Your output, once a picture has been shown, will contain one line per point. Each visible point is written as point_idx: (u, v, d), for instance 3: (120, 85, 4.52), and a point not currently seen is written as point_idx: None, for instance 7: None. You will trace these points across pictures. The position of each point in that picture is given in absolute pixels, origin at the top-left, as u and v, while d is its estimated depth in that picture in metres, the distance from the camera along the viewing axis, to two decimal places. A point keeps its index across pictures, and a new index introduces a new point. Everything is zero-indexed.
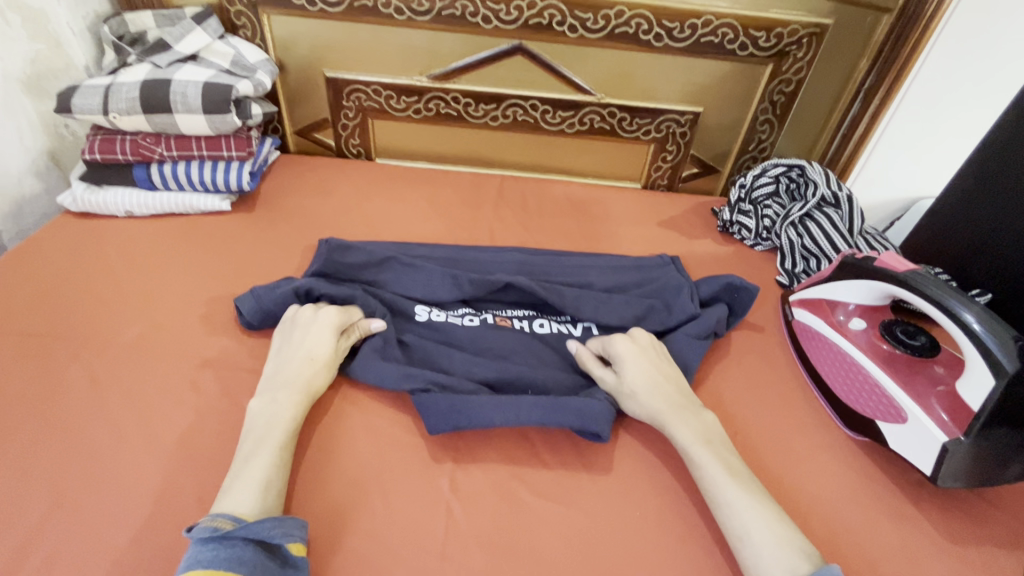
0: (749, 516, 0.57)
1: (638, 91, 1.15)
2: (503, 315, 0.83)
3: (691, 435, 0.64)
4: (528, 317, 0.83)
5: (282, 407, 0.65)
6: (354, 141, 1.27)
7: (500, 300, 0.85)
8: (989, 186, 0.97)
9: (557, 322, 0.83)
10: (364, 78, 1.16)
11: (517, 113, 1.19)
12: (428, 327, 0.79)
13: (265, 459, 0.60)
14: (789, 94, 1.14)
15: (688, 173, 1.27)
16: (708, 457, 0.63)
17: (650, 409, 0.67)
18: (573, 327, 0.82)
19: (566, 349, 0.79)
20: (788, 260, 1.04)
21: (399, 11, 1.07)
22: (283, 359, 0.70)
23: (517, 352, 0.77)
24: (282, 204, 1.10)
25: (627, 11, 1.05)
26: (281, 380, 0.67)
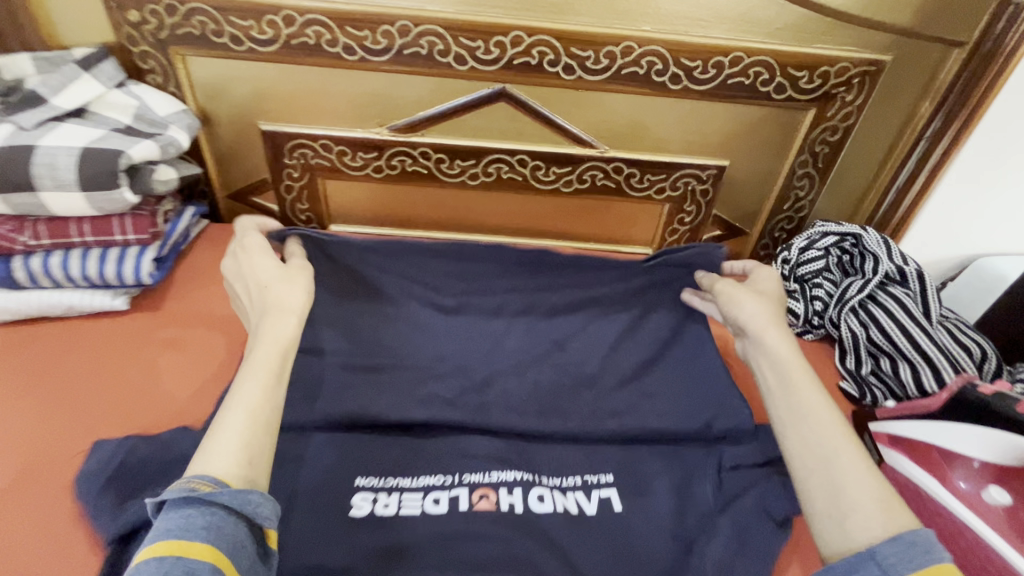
0: (837, 444, 0.53)
1: (650, 142, 0.94)
2: (483, 482, 0.61)
3: (792, 355, 0.61)
4: (523, 485, 0.61)
5: (268, 330, 0.57)
6: (301, 206, 1.03)
7: (479, 459, 0.64)
8: None
9: (562, 494, 0.61)
10: (310, 131, 0.93)
11: (502, 170, 0.97)
12: (376, 510, 0.57)
13: (256, 388, 0.52)
14: (834, 144, 0.93)
15: (709, 237, 1.05)
16: (803, 379, 0.59)
17: (751, 318, 0.65)
18: (585, 502, 0.60)
19: (577, 537, 0.57)
20: (850, 358, 0.82)
21: (349, 49, 0.85)
22: (246, 300, 0.63)
23: (507, 551, 0.55)
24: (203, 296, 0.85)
25: (637, 48, 0.83)
26: (260, 309, 0.60)
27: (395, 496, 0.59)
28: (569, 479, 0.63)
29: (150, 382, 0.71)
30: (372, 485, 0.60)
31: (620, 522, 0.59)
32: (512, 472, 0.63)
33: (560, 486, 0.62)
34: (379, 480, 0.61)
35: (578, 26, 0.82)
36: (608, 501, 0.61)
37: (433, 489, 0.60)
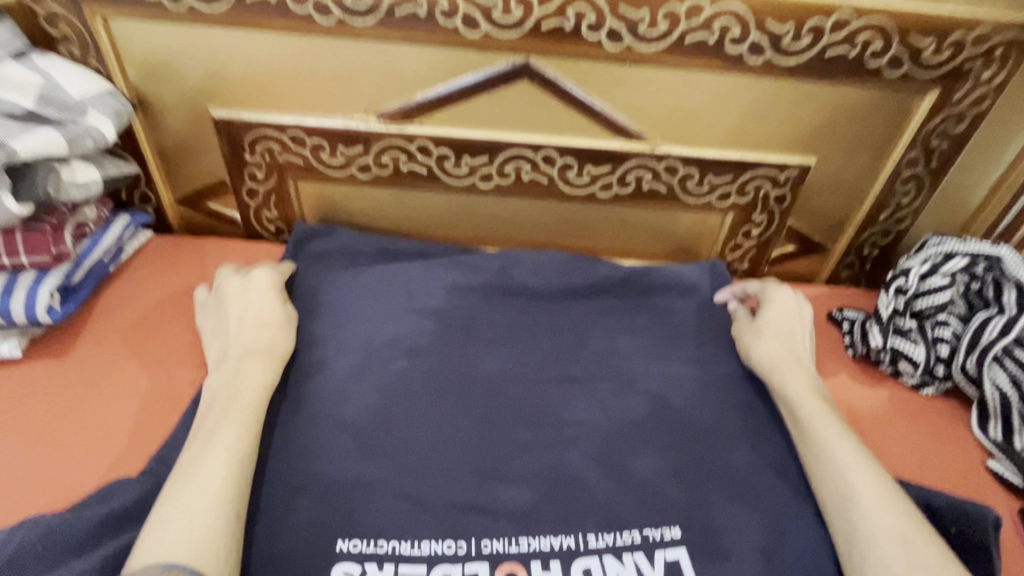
0: (866, 481, 0.51)
1: (717, 134, 0.72)
2: (512, 562, 0.48)
3: (803, 388, 0.59)
4: (562, 553, 0.49)
5: (254, 371, 0.56)
6: (269, 214, 0.82)
7: (504, 514, 0.51)
8: None
9: (615, 569, 0.48)
10: (276, 120, 0.73)
11: (522, 170, 0.75)
12: None
13: (222, 459, 0.48)
14: (955, 137, 0.72)
15: (780, 254, 0.84)
16: (824, 413, 0.56)
17: (771, 357, 0.62)
18: (643, 563, 0.49)
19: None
20: (994, 427, 0.61)
21: (323, 9, 0.64)
22: (224, 331, 0.62)
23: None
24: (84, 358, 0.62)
25: (708, 6, 0.62)
26: (229, 356, 0.58)
27: None
28: (619, 538, 0.50)
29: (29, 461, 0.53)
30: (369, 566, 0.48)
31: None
32: (551, 544, 0.50)
33: (613, 559, 0.49)
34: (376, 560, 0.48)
35: None
36: (676, 566, 0.49)
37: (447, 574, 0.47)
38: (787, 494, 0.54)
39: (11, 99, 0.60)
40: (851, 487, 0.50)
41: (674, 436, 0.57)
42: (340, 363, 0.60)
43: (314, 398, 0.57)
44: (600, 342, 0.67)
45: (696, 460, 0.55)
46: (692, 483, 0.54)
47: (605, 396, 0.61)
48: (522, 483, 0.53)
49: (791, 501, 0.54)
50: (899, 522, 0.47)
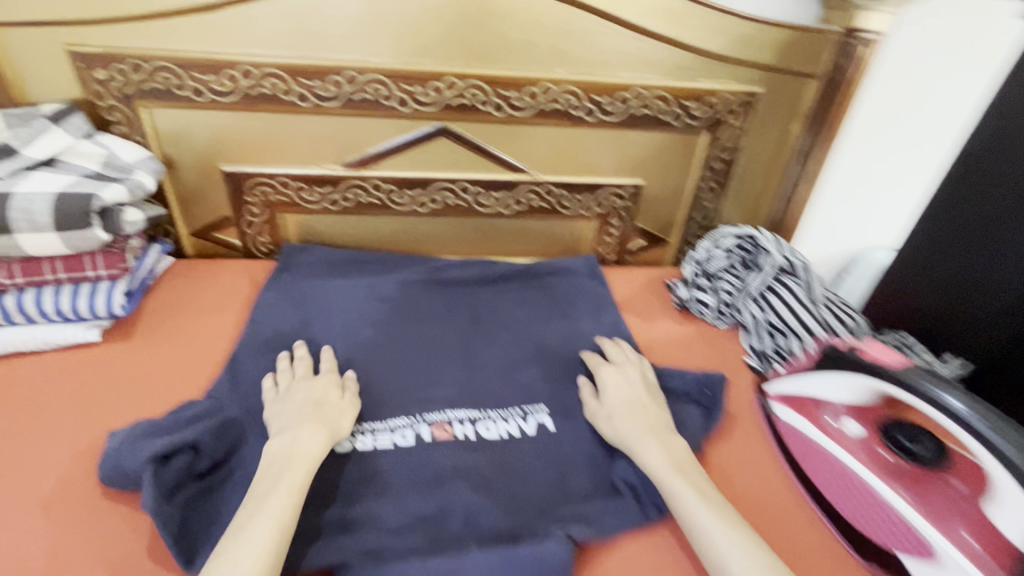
0: (722, 532, 0.58)
1: (576, 166, 1.08)
2: (442, 420, 0.75)
3: (666, 464, 0.66)
4: (472, 420, 0.75)
5: (305, 444, 0.64)
6: (263, 239, 1.11)
7: (436, 401, 0.78)
8: (946, 248, 0.97)
9: (506, 421, 0.76)
10: (270, 171, 1.03)
11: (447, 197, 1.08)
12: (354, 447, 0.70)
13: (280, 500, 0.58)
14: (728, 160, 1.10)
15: (636, 246, 1.20)
16: (682, 487, 0.63)
17: (626, 432, 0.70)
18: (524, 425, 0.76)
19: (518, 449, 0.72)
20: (754, 338, 0.95)
21: (303, 97, 0.96)
22: (278, 414, 0.70)
23: (461, 465, 0.68)
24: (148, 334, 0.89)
25: (554, 87, 0.98)
26: (292, 422, 0.67)
27: (368, 436, 0.72)
28: (510, 411, 0.78)
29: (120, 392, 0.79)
30: (350, 430, 0.73)
31: (552, 436, 0.75)
32: (468, 412, 0.77)
33: (506, 417, 0.77)
34: (354, 426, 0.73)
35: (503, 71, 0.96)
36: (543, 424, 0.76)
37: (400, 429, 0.73)
38: None
39: (84, 165, 0.89)
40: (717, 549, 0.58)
41: (549, 357, 0.90)
42: (328, 332, 0.90)
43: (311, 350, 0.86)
44: (504, 308, 0.99)
45: (563, 368, 0.87)
46: (560, 379, 0.85)
47: (505, 338, 0.92)
48: (452, 386, 0.82)
49: None
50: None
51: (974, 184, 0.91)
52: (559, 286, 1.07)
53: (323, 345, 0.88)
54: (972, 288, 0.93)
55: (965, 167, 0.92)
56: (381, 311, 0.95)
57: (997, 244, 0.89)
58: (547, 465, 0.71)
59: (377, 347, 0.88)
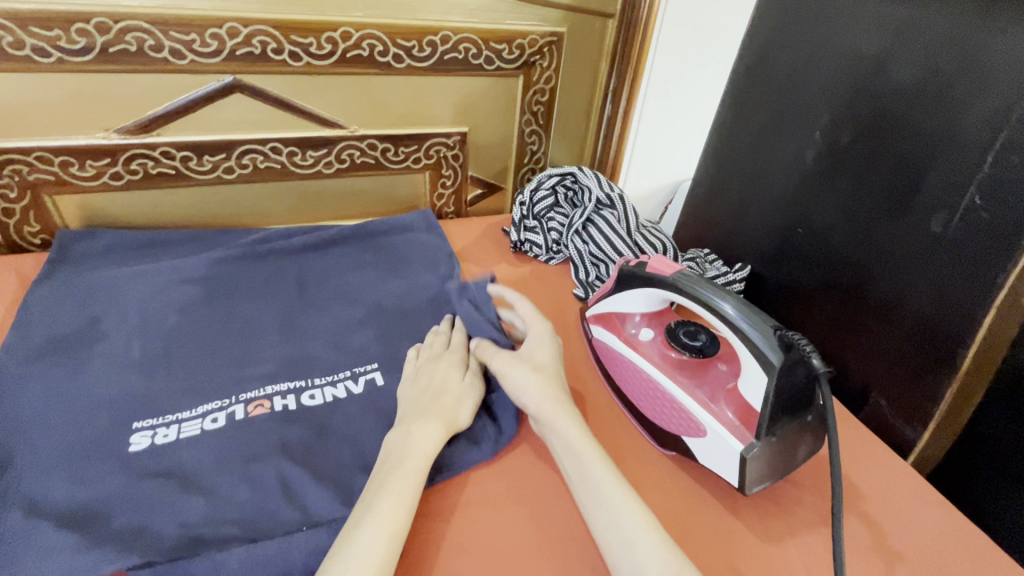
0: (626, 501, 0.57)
1: (396, 117, 1.04)
2: (260, 396, 0.71)
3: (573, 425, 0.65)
4: (295, 391, 0.72)
5: (420, 438, 0.63)
6: (32, 228, 0.94)
7: (255, 379, 0.73)
8: (741, 148, 0.99)
9: (332, 386, 0.74)
10: (18, 145, 0.86)
11: (257, 160, 0.99)
12: (154, 442, 0.64)
13: (397, 499, 0.56)
14: (546, 103, 1.13)
15: (473, 196, 1.21)
16: (592, 457, 0.61)
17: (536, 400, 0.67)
18: (352, 386, 0.74)
19: (346, 413, 0.70)
20: (580, 270, 1.01)
21: (42, 51, 0.80)
22: (417, 401, 0.68)
23: (281, 440, 0.66)
24: None
25: (355, 32, 0.92)
26: (413, 412, 0.66)
27: (172, 427, 0.66)
28: (338, 374, 0.76)
29: None
30: (149, 425, 0.66)
31: (383, 391, 0.74)
32: (290, 384, 0.73)
33: (331, 382, 0.74)
34: (154, 420, 0.66)
35: (291, 14, 0.88)
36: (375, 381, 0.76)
37: (209, 413, 0.68)
38: None
39: None
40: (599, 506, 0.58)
41: (383, 314, 0.88)
42: (122, 323, 0.80)
43: (101, 346, 0.76)
44: (335, 273, 0.95)
45: (396, 323, 0.86)
46: (393, 334, 0.84)
47: (335, 303, 0.89)
48: (273, 360, 0.77)
49: None
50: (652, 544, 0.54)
51: (756, 80, 0.94)
52: (396, 244, 1.05)
53: (115, 338, 0.77)
54: (793, 170, 0.89)
55: (750, 61, 0.95)
56: (190, 293, 0.85)
57: (770, 137, 0.92)
58: (379, 422, 0.70)
59: (185, 331, 0.80)
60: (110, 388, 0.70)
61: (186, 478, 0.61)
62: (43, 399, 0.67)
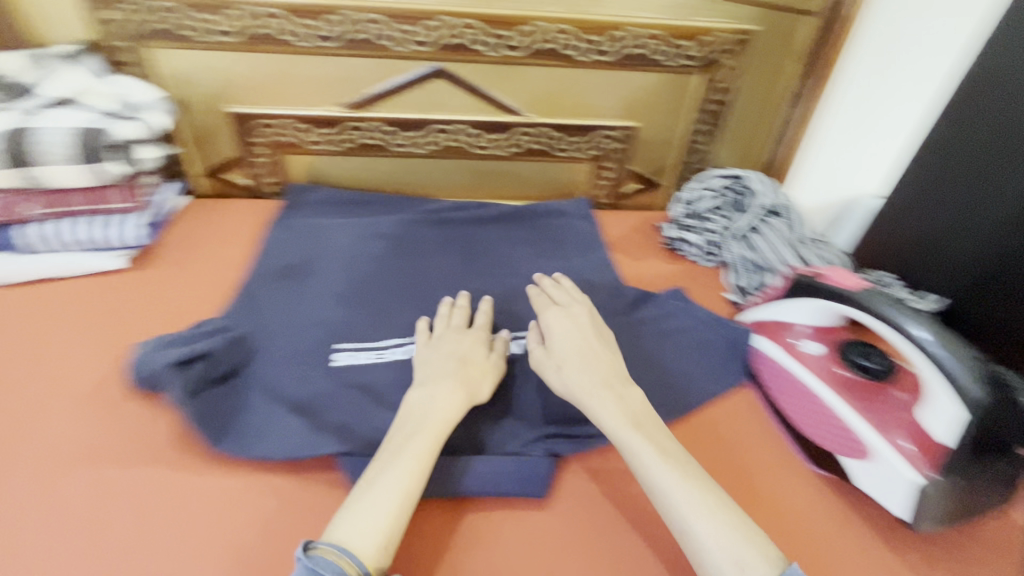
0: (669, 482, 0.60)
1: (572, 109, 1.10)
2: None
3: (617, 420, 0.66)
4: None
5: (618, 407, 0.68)
6: (270, 179, 1.17)
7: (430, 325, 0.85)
8: (953, 169, 0.93)
9: None
10: (272, 112, 1.07)
11: (444, 139, 1.11)
12: (353, 361, 0.78)
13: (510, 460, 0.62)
14: (723, 102, 1.10)
15: (630, 189, 1.23)
16: (632, 437, 0.64)
17: (574, 382, 0.71)
18: (510, 345, 0.82)
19: (502, 368, 0.79)
20: (735, 275, 0.99)
21: (301, 37, 0.98)
22: (563, 367, 0.73)
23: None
24: (170, 268, 0.97)
25: (548, 27, 0.99)
26: (595, 377, 0.72)
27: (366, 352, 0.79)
28: (499, 333, 0.85)
29: (147, 311, 0.88)
30: (350, 347, 0.80)
31: None
32: None
33: (492, 339, 0.83)
34: (353, 343, 0.80)
35: (497, 10, 0.97)
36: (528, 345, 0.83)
37: (394, 346, 0.80)
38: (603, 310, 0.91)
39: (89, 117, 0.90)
40: (675, 505, 0.59)
41: None
42: (332, 263, 0.97)
43: (316, 279, 0.93)
44: (499, 246, 1.05)
45: None
46: None
47: (497, 273, 0.97)
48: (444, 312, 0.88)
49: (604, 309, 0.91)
50: (733, 544, 0.55)
51: (983, 97, 0.87)
52: (553, 226, 1.11)
53: (325, 275, 0.94)
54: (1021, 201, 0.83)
55: (978, 73, 0.88)
56: (381, 247, 1.01)
57: (995, 161, 0.86)
58: (530, 381, 0.78)
59: (377, 276, 0.94)
60: (322, 314, 0.85)
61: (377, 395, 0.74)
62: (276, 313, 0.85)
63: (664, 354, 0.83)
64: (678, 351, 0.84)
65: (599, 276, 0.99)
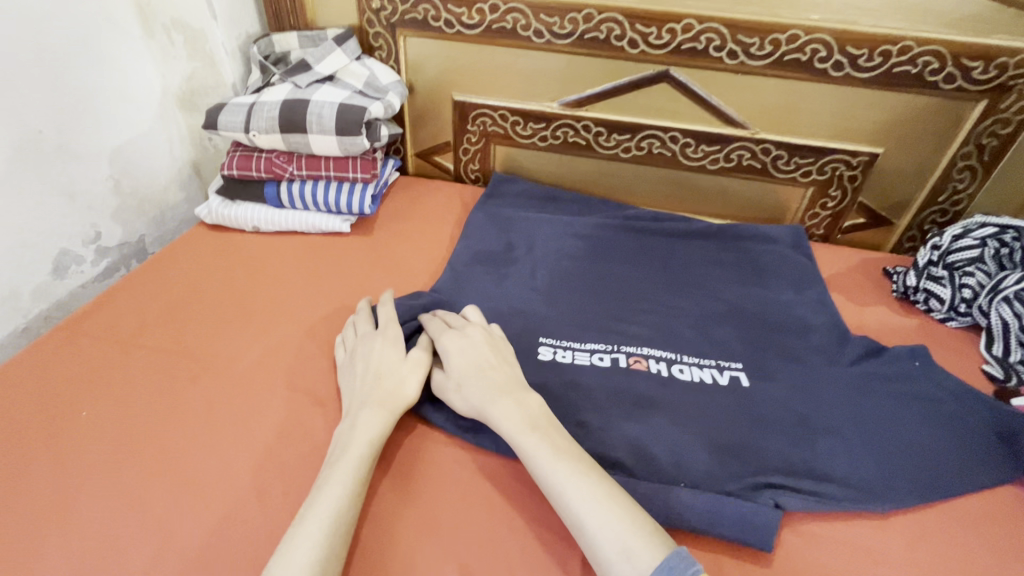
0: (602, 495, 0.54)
1: (805, 126, 0.99)
2: (638, 354, 0.78)
3: (518, 423, 0.61)
4: (666, 359, 0.78)
5: (506, 409, 0.63)
6: (473, 166, 1.22)
7: (631, 337, 0.81)
8: None
9: (698, 369, 0.77)
10: (492, 103, 1.11)
11: (653, 145, 1.07)
12: (556, 358, 0.77)
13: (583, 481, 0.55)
14: (1004, 137, 0.93)
15: (852, 224, 1.09)
16: (529, 440, 0.59)
17: (475, 396, 0.65)
18: (718, 375, 0.76)
19: (711, 398, 0.73)
20: (997, 344, 0.82)
21: (538, 33, 1.00)
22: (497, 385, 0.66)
23: (656, 398, 0.72)
24: (383, 235, 1.04)
25: (804, 36, 0.90)
26: (494, 393, 0.64)
27: (569, 352, 0.78)
28: (704, 360, 0.78)
29: (364, 273, 0.95)
30: (552, 343, 0.79)
31: (747, 392, 0.74)
32: (662, 352, 0.79)
33: (698, 364, 0.78)
34: (555, 341, 0.80)
35: (747, 14, 0.90)
36: (737, 378, 0.76)
37: (597, 352, 0.78)
38: (824, 355, 0.81)
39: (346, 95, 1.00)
40: (559, 491, 0.55)
41: (745, 317, 0.87)
42: (531, 256, 0.97)
43: (517, 268, 0.95)
44: (700, 263, 0.98)
45: (759, 331, 0.84)
46: (756, 342, 0.82)
47: (699, 294, 0.91)
48: (645, 325, 0.84)
49: (824, 354, 0.81)
50: (624, 531, 0.51)
51: None
52: (762, 249, 1.01)
53: (525, 266, 0.95)
54: None
55: None
56: (579, 247, 0.99)
57: None
58: (744, 418, 0.70)
59: (576, 276, 0.93)
60: (524, 305, 0.86)
61: (580, 399, 0.71)
62: (481, 296, 0.88)
63: (903, 420, 0.71)
64: (924, 422, 0.71)
65: (818, 315, 0.87)
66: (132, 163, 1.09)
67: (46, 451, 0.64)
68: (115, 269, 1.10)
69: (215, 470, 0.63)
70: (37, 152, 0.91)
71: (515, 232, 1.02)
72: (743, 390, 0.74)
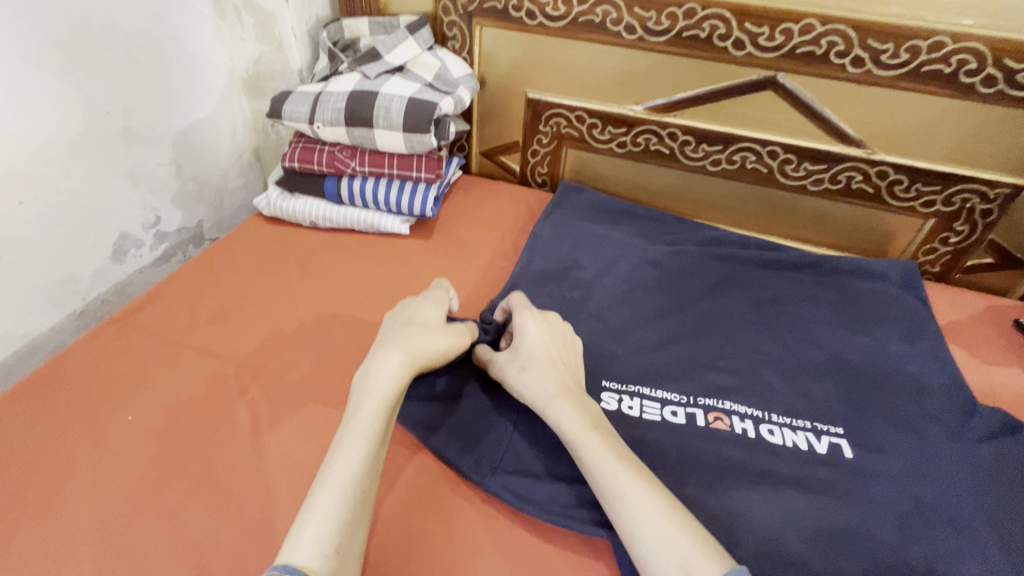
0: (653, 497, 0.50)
1: (935, 150, 0.85)
2: (717, 409, 0.69)
3: (578, 420, 0.57)
4: (752, 418, 0.68)
5: (566, 406, 0.58)
6: (541, 169, 1.13)
7: (713, 386, 0.72)
8: None
9: (791, 432, 0.66)
10: (569, 102, 1.02)
11: (747, 159, 0.96)
12: (621, 408, 0.68)
13: (640, 484, 0.51)
14: None
15: (975, 264, 0.94)
16: (590, 441, 0.55)
17: (536, 387, 0.61)
18: (815, 442, 0.66)
19: (807, 468, 0.62)
20: None
21: (630, 28, 0.90)
22: (553, 377, 0.62)
23: (744, 464, 0.62)
24: (441, 240, 0.98)
25: (951, 44, 0.76)
26: (557, 386, 0.60)
27: (636, 401, 0.69)
28: (797, 421, 0.68)
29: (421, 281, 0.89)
30: (615, 388, 0.70)
31: (850, 466, 0.63)
32: (748, 407, 0.69)
33: (791, 426, 0.67)
34: (620, 386, 0.71)
35: (882, 16, 0.77)
36: (838, 447, 0.65)
37: (669, 404, 0.69)
38: (943, 422, 0.69)
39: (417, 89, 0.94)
40: (618, 494, 0.51)
41: (846, 368, 0.76)
42: (600, 278, 0.88)
43: (585, 290, 0.86)
44: (793, 301, 0.86)
45: (867, 390, 0.73)
46: (860, 403, 0.71)
47: (791, 336, 0.80)
48: (730, 372, 0.74)
49: (944, 423, 0.69)
50: (686, 544, 0.47)
51: None
52: (866, 286, 0.89)
53: (594, 287, 0.86)
54: None
55: None
56: (653, 276, 0.89)
57: None
58: (848, 498, 0.60)
59: (650, 305, 0.84)
60: (592, 336, 0.78)
61: (653, 458, 0.63)
62: None
63: None
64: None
65: (937, 373, 0.75)
66: (195, 148, 1.06)
67: (90, 455, 0.62)
68: (172, 254, 1.08)
69: (256, 497, 0.59)
70: (103, 135, 0.89)
71: (585, 247, 0.94)
72: (847, 462, 0.64)
